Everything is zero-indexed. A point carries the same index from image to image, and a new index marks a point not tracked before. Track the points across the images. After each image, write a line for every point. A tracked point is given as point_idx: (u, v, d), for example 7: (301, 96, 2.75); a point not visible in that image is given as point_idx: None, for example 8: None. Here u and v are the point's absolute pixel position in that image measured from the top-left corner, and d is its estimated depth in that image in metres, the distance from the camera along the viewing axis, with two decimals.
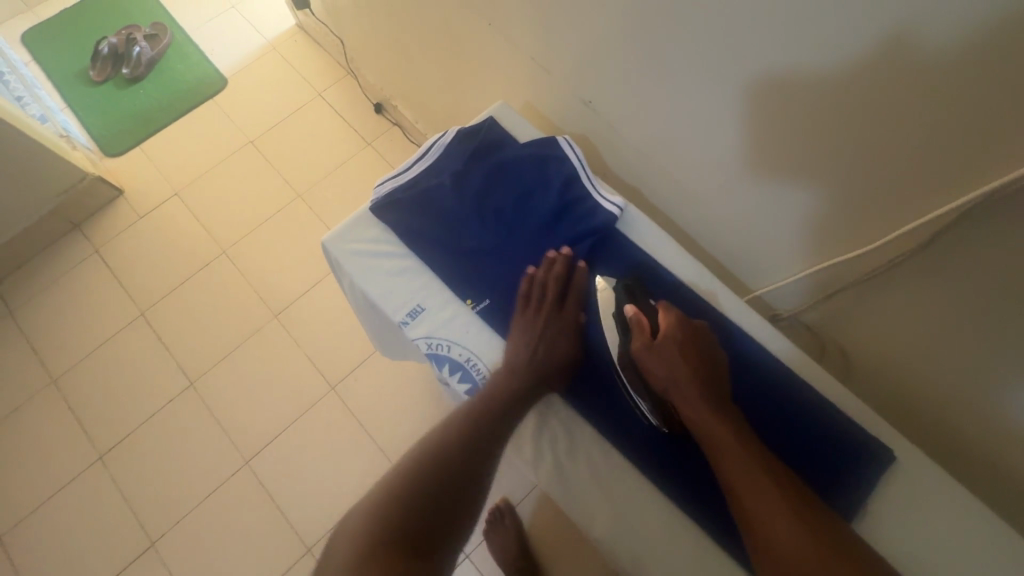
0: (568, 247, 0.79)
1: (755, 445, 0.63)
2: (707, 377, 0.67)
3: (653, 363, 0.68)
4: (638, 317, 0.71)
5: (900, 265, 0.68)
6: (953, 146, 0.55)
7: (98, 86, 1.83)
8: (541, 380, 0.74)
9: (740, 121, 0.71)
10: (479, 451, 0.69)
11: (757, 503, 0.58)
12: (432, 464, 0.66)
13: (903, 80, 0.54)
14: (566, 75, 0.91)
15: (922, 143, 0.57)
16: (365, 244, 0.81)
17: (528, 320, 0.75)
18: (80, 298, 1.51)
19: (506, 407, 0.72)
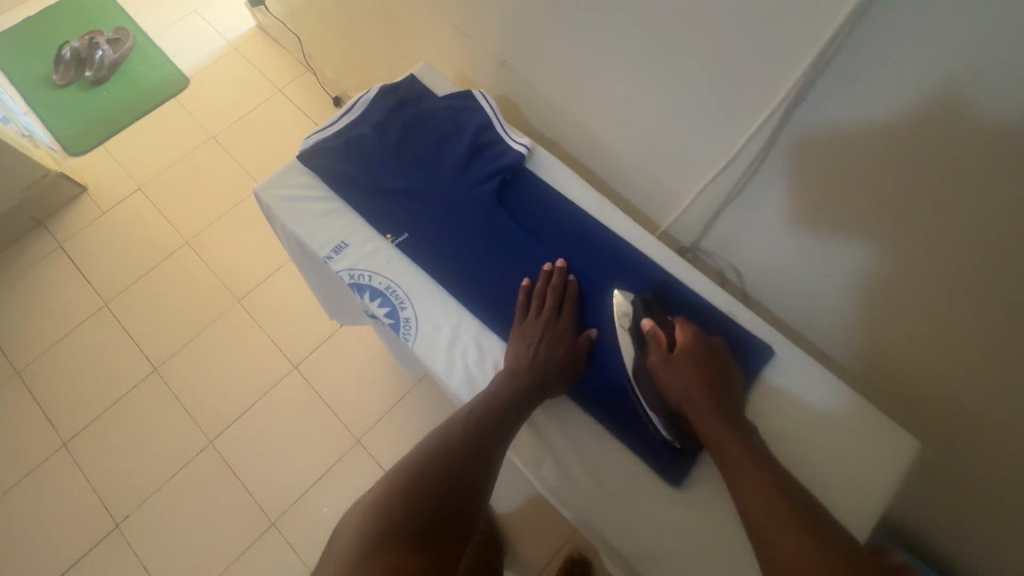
0: (562, 258, 0.70)
1: (784, 475, 0.53)
2: (724, 395, 0.60)
3: (669, 376, 0.60)
4: (655, 329, 0.63)
5: (781, 161, 0.69)
6: (808, 50, 0.58)
7: (61, 89, 1.82)
8: (547, 385, 0.63)
9: (637, 59, 0.74)
10: (471, 476, 0.58)
11: (781, 536, 0.48)
12: (421, 496, 0.54)
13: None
14: (483, 33, 0.93)
15: (784, 52, 0.60)
16: (291, 192, 0.73)
17: (528, 320, 0.66)
18: (43, 293, 1.54)
19: (510, 417, 0.62)
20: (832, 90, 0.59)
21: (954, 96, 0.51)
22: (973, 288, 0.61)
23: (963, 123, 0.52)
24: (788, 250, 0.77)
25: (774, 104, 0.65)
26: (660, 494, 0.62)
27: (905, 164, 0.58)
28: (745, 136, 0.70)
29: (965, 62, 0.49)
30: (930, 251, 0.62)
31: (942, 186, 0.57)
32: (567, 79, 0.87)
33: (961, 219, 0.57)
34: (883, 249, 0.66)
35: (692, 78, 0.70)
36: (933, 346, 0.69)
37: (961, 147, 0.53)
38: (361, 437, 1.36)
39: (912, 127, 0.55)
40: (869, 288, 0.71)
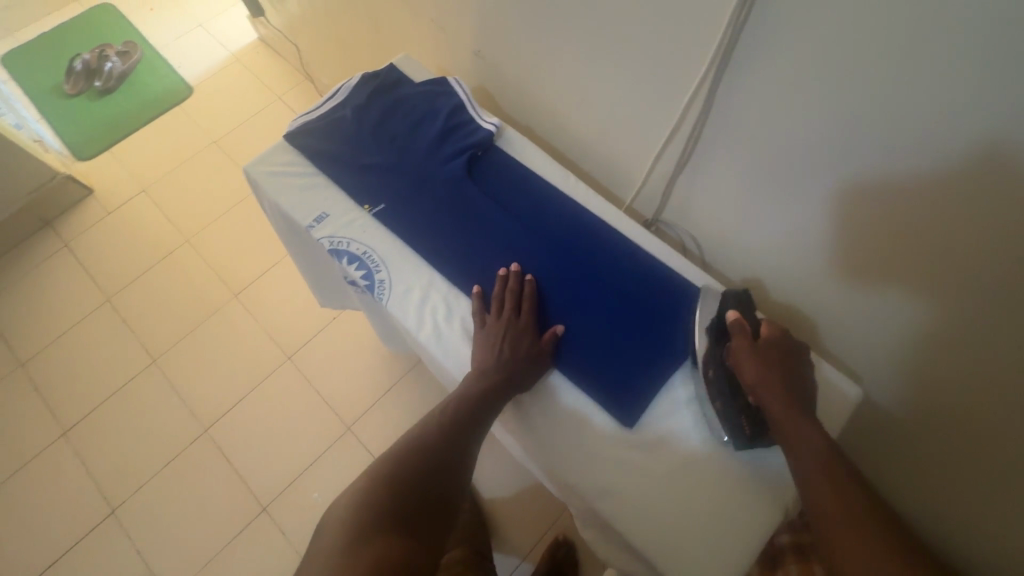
0: (516, 262, 0.73)
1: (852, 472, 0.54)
2: (801, 393, 0.60)
3: (751, 367, 0.61)
4: (741, 323, 0.63)
5: (718, 131, 0.75)
6: (725, 23, 0.64)
7: (72, 99, 1.92)
8: (513, 381, 0.66)
9: (591, 41, 0.81)
10: (443, 470, 0.62)
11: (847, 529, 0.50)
12: (400, 496, 0.58)
13: None
14: (459, 27, 1.00)
15: (707, 27, 0.66)
16: (276, 170, 0.80)
17: (490, 321, 0.70)
18: (47, 289, 1.60)
19: (480, 416, 0.65)
20: (752, 50, 0.64)
21: (853, 47, 0.55)
22: (893, 234, 0.64)
23: (863, 73, 0.56)
24: (737, 215, 0.82)
25: (704, 69, 0.70)
26: (614, 433, 0.67)
27: (822, 118, 0.63)
28: (685, 101, 0.75)
29: (852, 13, 0.54)
30: (853, 201, 0.66)
31: (856, 136, 0.61)
32: (534, 63, 0.93)
33: (874, 166, 0.62)
34: (815, 204, 0.71)
35: (635, 53, 0.76)
36: (865, 298, 0.72)
37: (864, 99, 0.58)
38: (352, 425, 1.40)
39: (822, 88, 0.61)
40: (808, 245, 0.75)
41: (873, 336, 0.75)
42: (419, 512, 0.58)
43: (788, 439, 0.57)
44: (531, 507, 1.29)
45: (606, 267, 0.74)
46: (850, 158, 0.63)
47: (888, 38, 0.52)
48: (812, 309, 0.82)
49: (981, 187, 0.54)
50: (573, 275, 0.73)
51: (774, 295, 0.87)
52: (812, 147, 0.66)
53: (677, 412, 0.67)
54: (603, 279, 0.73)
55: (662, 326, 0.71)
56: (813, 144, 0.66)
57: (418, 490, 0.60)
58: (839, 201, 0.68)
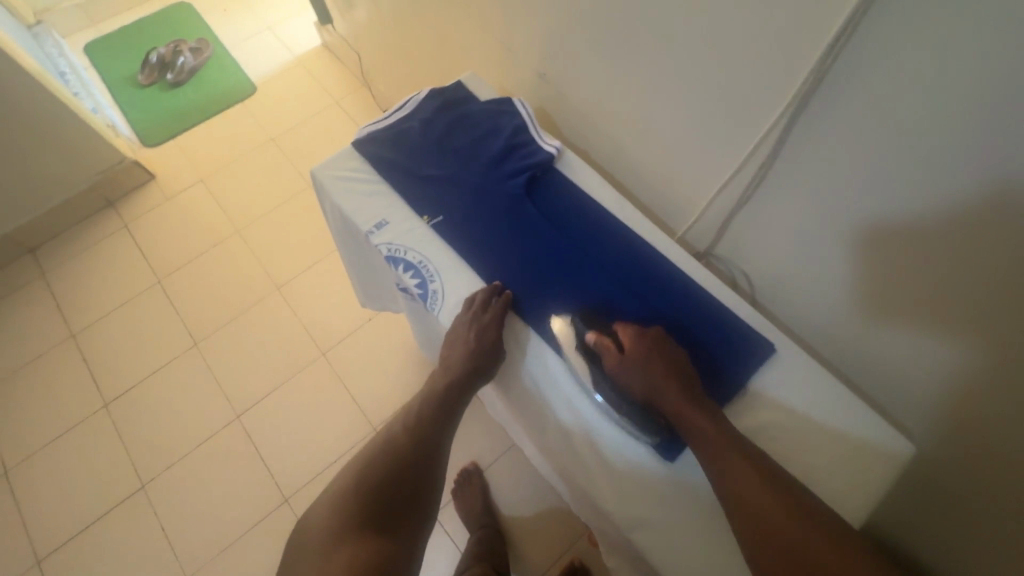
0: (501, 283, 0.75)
1: (733, 432, 0.60)
2: (680, 370, 0.65)
3: (629, 377, 0.65)
4: (600, 338, 0.68)
5: (777, 176, 0.75)
6: (800, 76, 0.64)
7: (144, 88, 2.03)
8: (480, 371, 0.71)
9: (657, 77, 0.82)
10: (416, 464, 0.71)
11: (746, 499, 0.55)
12: (376, 497, 0.68)
13: (757, 22, 0.64)
14: (525, 49, 1.03)
15: (781, 76, 0.66)
16: (344, 174, 0.83)
17: (459, 314, 0.73)
18: (104, 267, 1.68)
19: (450, 407, 0.74)
20: (830, 101, 0.63)
21: (936, 109, 0.54)
22: (955, 304, 0.62)
23: (937, 142, 0.55)
24: (793, 259, 0.81)
25: (778, 113, 0.69)
26: (617, 441, 0.67)
27: (893, 177, 0.61)
28: (752, 142, 0.75)
29: (938, 76, 0.52)
30: (913, 265, 0.64)
31: (928, 199, 0.59)
32: (598, 90, 0.94)
33: (941, 233, 0.59)
34: (876, 261, 0.68)
35: (702, 93, 0.77)
36: (921, 362, 0.69)
37: (941, 163, 0.56)
38: (378, 427, 1.41)
39: (893, 150, 0.60)
40: (865, 300, 0.73)
41: (920, 400, 0.72)
42: (388, 514, 0.67)
43: (685, 425, 0.61)
44: (548, 528, 1.27)
45: (658, 297, 0.74)
46: (916, 219, 0.61)
47: (969, 107, 0.51)
48: (859, 365, 0.79)
49: None
50: (625, 302, 0.73)
51: (822, 343, 0.84)
52: (879, 203, 0.65)
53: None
54: (653, 308, 0.73)
55: (707, 363, 0.71)
56: (879, 202, 0.65)
57: (389, 493, 0.68)
58: (898, 263, 0.66)
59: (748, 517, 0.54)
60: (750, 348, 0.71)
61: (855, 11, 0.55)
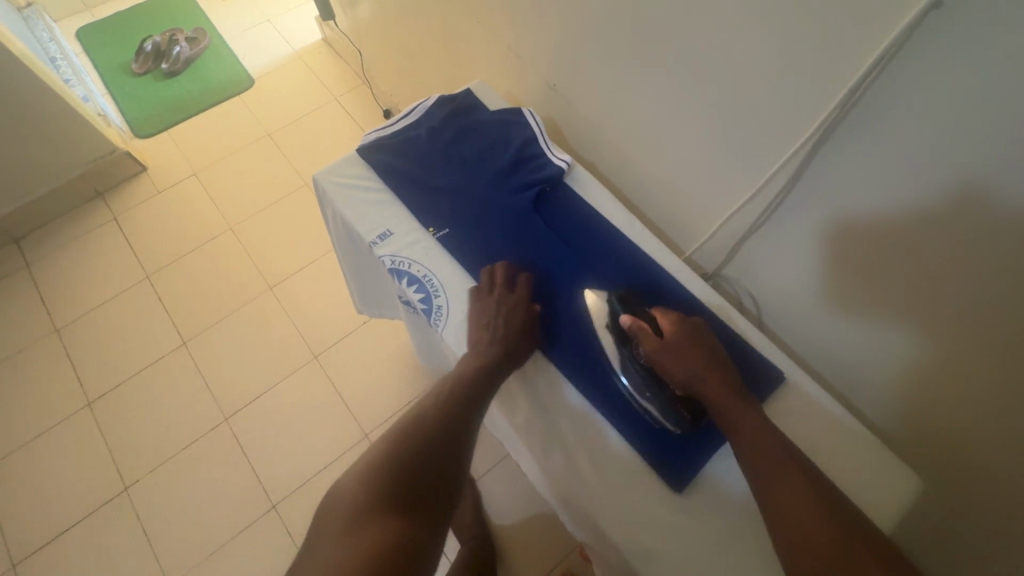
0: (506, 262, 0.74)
1: (778, 432, 0.58)
2: (720, 364, 0.62)
3: (667, 363, 0.62)
4: (637, 320, 0.65)
5: (789, 206, 0.74)
6: (824, 109, 0.63)
7: (138, 77, 1.98)
8: (511, 357, 0.68)
9: (670, 97, 0.81)
10: (449, 442, 0.63)
11: (792, 500, 0.52)
12: (406, 470, 0.58)
13: (781, 51, 0.63)
14: (536, 59, 1.01)
15: (803, 107, 0.65)
16: (347, 181, 0.81)
17: (484, 297, 0.71)
18: (92, 260, 1.63)
19: (483, 390, 0.66)
20: (853, 134, 0.61)
21: (969, 148, 0.52)
22: (975, 343, 0.61)
23: (963, 185, 0.54)
24: (803, 285, 0.79)
25: (800, 142, 0.67)
26: (624, 463, 0.66)
27: (917, 215, 0.60)
28: (769, 170, 0.73)
29: (972, 116, 0.51)
30: (935, 301, 0.63)
31: (952, 238, 0.58)
32: (610, 104, 0.92)
33: (965, 273, 0.58)
34: (891, 295, 0.67)
35: (718, 116, 0.75)
36: (931, 398, 0.69)
37: (972, 204, 0.54)
38: (370, 432, 1.39)
39: (919, 192, 0.58)
40: (877, 334, 0.71)
41: (931, 434, 0.71)
42: (418, 491, 0.58)
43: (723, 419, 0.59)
44: (541, 542, 1.26)
45: None
46: (938, 258, 0.60)
47: (998, 153, 0.50)
48: (867, 394, 0.78)
49: None
50: None
51: (827, 370, 0.83)
52: (899, 240, 0.63)
53: (725, 500, 0.63)
54: None
55: None
56: (895, 242, 0.63)
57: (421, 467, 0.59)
58: (919, 299, 0.64)
59: (791, 521, 0.51)
60: (760, 379, 0.70)
61: (889, 48, 0.53)
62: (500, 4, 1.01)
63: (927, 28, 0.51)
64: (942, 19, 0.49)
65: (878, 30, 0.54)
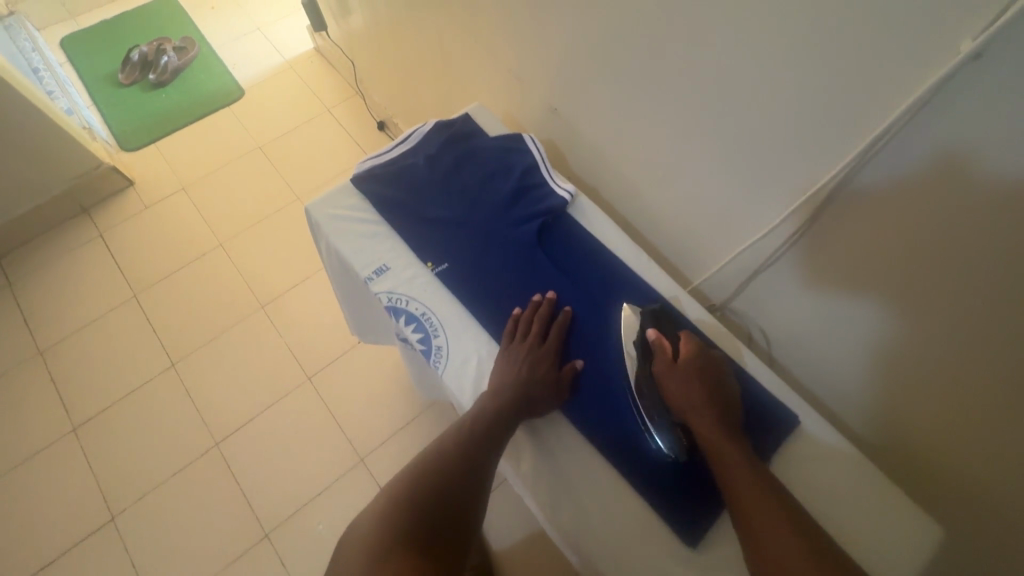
0: (544, 299, 0.71)
1: (767, 471, 0.56)
2: (722, 398, 0.61)
3: (671, 385, 0.62)
4: (660, 336, 0.65)
5: (802, 243, 0.72)
6: (844, 154, 0.60)
7: (124, 88, 1.93)
8: (530, 407, 0.65)
9: (679, 130, 0.78)
10: (470, 481, 0.59)
11: (770, 532, 0.51)
12: (426, 506, 0.55)
13: (799, 92, 0.61)
14: (537, 81, 0.99)
15: (820, 149, 0.63)
16: (341, 213, 0.78)
17: (514, 343, 0.68)
18: (77, 278, 1.59)
19: (497, 435, 0.63)
20: (880, 179, 0.59)
21: (1003, 203, 0.50)
22: (999, 393, 0.59)
23: (985, 237, 0.53)
24: (814, 320, 0.76)
25: (819, 182, 0.65)
26: (633, 516, 0.63)
27: (936, 263, 0.58)
28: (784, 209, 0.71)
29: (1004, 169, 0.48)
30: (954, 349, 0.60)
31: (982, 290, 0.55)
32: (614, 131, 0.90)
33: (988, 324, 0.56)
34: (912, 341, 0.64)
35: (728, 151, 0.73)
36: (949, 442, 0.67)
37: (1003, 258, 0.52)
38: (365, 457, 1.35)
39: (940, 241, 0.57)
40: (891, 375, 0.69)
41: (954, 478, 0.69)
42: (438, 529, 0.54)
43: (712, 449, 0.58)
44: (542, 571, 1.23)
45: None
46: (966, 309, 0.57)
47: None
48: (886, 435, 0.75)
49: None
50: None
51: (841, 406, 0.80)
52: (920, 286, 0.61)
53: (742, 559, 0.60)
54: None
55: None
56: (913, 288, 0.61)
57: (441, 504, 0.56)
58: (939, 347, 0.62)
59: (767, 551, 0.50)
60: (772, 424, 0.69)
61: (917, 101, 0.51)
62: (500, 25, 0.98)
63: (960, 79, 0.48)
64: (979, 71, 0.47)
65: (910, 77, 0.51)
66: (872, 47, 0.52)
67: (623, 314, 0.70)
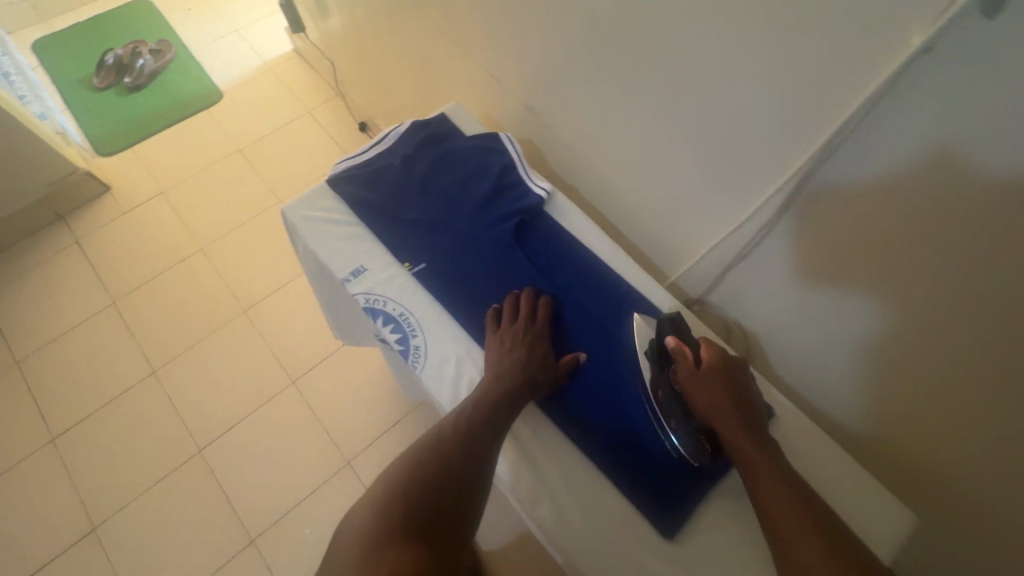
0: (524, 292, 0.72)
1: (798, 482, 0.56)
2: (747, 406, 0.61)
3: (697, 392, 0.61)
4: (681, 344, 0.64)
5: (772, 235, 0.73)
6: (809, 146, 0.62)
7: (99, 92, 1.90)
8: (529, 387, 0.65)
9: (652, 126, 0.79)
10: (466, 466, 0.58)
11: (806, 554, 0.50)
12: (421, 495, 0.55)
13: (764, 86, 0.62)
14: (513, 80, 0.99)
15: (787, 142, 0.64)
16: (316, 215, 0.77)
17: (502, 328, 0.69)
18: (53, 286, 1.56)
19: (497, 421, 0.63)
20: (843, 171, 0.60)
21: (959, 195, 0.51)
22: (961, 377, 0.60)
23: (943, 225, 0.54)
24: (788, 313, 0.78)
25: (787, 174, 0.66)
26: (612, 508, 0.63)
27: (898, 251, 0.59)
28: (754, 203, 0.72)
29: (958, 157, 0.50)
30: (917, 336, 0.62)
31: (942, 278, 0.57)
32: (590, 129, 0.90)
33: (949, 310, 0.58)
34: (880, 330, 0.66)
35: (699, 145, 0.74)
36: (918, 428, 0.68)
37: (960, 245, 0.53)
38: (352, 459, 1.34)
39: (901, 230, 0.58)
40: (861, 363, 0.71)
41: (924, 463, 0.70)
42: (433, 515, 0.53)
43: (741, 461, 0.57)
44: None
45: None
46: (927, 299, 0.59)
47: (977, 194, 0.50)
48: (860, 423, 0.76)
49: None
50: (617, 363, 0.70)
51: (816, 396, 0.81)
52: (885, 274, 0.62)
53: (720, 550, 0.61)
54: None
55: None
56: (878, 277, 0.63)
57: (437, 494, 0.55)
58: (904, 334, 0.63)
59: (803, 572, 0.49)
60: None
61: (874, 93, 0.53)
62: (475, 25, 0.98)
63: (913, 71, 0.49)
64: (931, 64, 0.48)
65: (867, 69, 0.52)
66: (831, 42, 0.54)
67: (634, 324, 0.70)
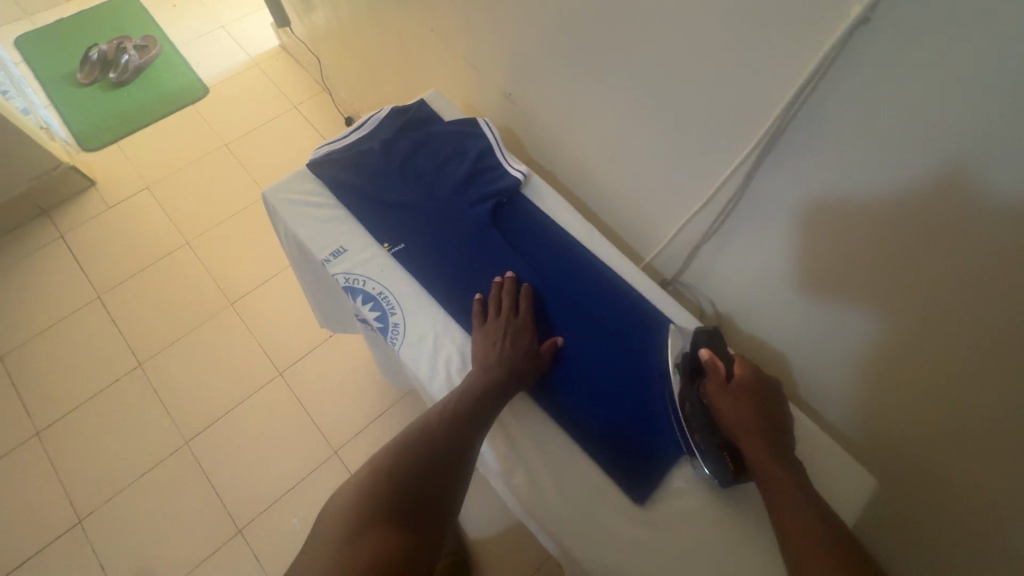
0: (506, 276, 0.74)
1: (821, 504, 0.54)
2: (776, 424, 0.59)
3: (724, 405, 0.60)
4: (714, 357, 0.63)
5: (737, 211, 0.75)
6: (765, 120, 0.64)
7: (83, 88, 1.89)
8: (514, 377, 0.66)
9: (622, 108, 0.81)
10: (448, 452, 0.60)
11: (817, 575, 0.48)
12: (401, 481, 0.56)
13: (723, 62, 0.64)
14: (492, 68, 1.01)
15: (745, 117, 0.66)
16: (297, 198, 0.79)
17: (488, 322, 0.70)
18: (37, 281, 1.55)
19: (482, 412, 0.64)
20: (798, 143, 0.62)
21: (903, 163, 0.54)
22: (913, 342, 0.63)
23: (889, 191, 0.57)
24: (758, 289, 0.80)
25: (748, 149, 0.68)
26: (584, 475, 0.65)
27: (851, 219, 0.62)
28: (718, 179, 0.74)
29: (899, 127, 0.52)
30: (873, 303, 0.65)
31: (891, 245, 0.59)
32: (566, 114, 0.93)
33: (898, 275, 0.60)
34: (839, 300, 0.69)
35: (666, 126, 0.77)
36: (877, 395, 0.71)
37: (906, 212, 0.56)
38: (339, 449, 1.35)
39: (853, 199, 0.60)
40: (825, 335, 0.73)
41: (885, 431, 0.73)
42: (410, 500, 0.54)
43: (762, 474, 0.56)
44: None
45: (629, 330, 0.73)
46: (879, 266, 0.61)
47: (917, 160, 0.53)
48: (825, 395, 0.79)
49: (993, 315, 0.54)
50: (591, 337, 0.72)
51: (785, 371, 0.84)
52: (840, 244, 0.65)
53: (688, 513, 0.63)
54: (623, 342, 0.72)
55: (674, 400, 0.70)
56: (835, 247, 0.65)
57: (417, 481, 0.56)
58: (860, 302, 0.66)
59: None
60: None
61: (821, 64, 0.55)
62: (454, 14, 1.00)
63: (854, 42, 0.52)
64: (869, 35, 0.50)
65: (814, 43, 0.55)
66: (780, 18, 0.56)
67: (670, 336, 0.70)
